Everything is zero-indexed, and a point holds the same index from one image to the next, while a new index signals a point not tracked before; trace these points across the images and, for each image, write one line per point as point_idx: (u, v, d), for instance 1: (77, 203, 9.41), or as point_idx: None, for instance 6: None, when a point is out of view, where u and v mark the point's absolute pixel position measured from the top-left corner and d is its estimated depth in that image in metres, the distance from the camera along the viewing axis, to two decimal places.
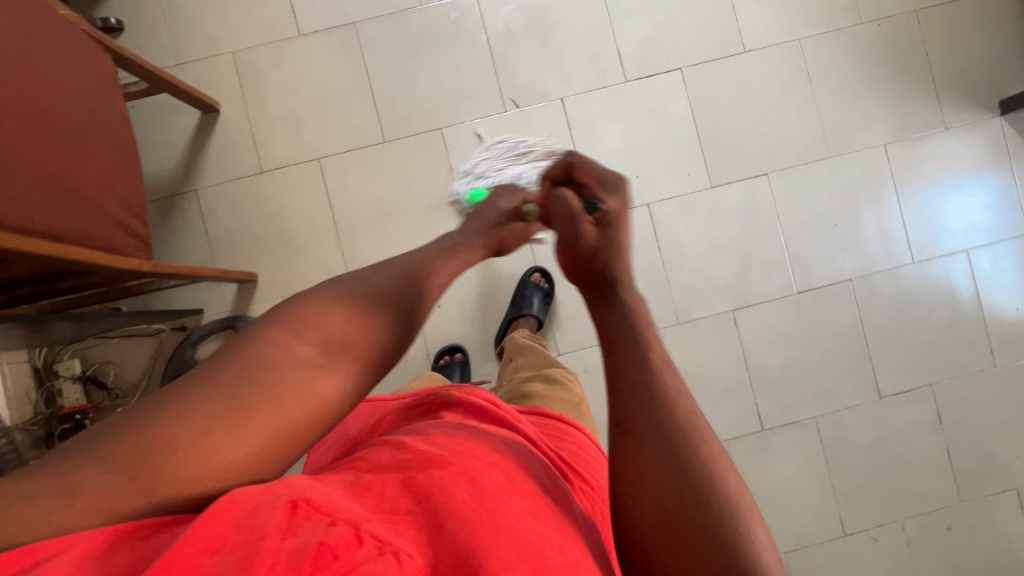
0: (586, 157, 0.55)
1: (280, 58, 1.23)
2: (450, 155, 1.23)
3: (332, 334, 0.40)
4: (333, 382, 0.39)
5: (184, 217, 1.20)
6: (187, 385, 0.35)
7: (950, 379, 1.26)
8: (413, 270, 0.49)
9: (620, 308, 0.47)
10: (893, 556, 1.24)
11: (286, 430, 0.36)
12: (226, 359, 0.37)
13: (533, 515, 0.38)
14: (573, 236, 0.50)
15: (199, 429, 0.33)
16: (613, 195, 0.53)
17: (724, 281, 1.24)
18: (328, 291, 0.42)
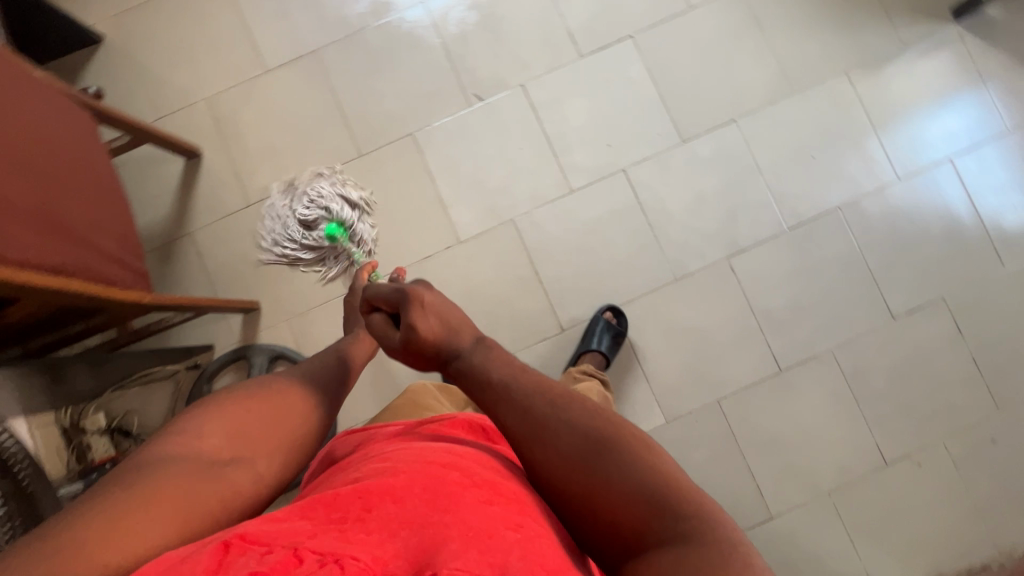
0: (371, 289, 0.67)
1: (250, 96, 1.29)
2: (425, 157, 1.27)
3: (233, 432, 0.57)
4: (242, 468, 0.55)
5: (183, 260, 1.25)
6: (119, 482, 0.48)
7: (962, 289, 1.23)
8: (313, 373, 0.71)
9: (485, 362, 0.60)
10: (940, 478, 1.21)
11: (212, 504, 0.50)
12: (147, 460, 0.51)
13: (487, 502, 0.48)
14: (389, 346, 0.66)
15: (144, 508, 0.46)
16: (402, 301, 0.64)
17: (714, 231, 1.24)
18: (221, 402, 0.60)
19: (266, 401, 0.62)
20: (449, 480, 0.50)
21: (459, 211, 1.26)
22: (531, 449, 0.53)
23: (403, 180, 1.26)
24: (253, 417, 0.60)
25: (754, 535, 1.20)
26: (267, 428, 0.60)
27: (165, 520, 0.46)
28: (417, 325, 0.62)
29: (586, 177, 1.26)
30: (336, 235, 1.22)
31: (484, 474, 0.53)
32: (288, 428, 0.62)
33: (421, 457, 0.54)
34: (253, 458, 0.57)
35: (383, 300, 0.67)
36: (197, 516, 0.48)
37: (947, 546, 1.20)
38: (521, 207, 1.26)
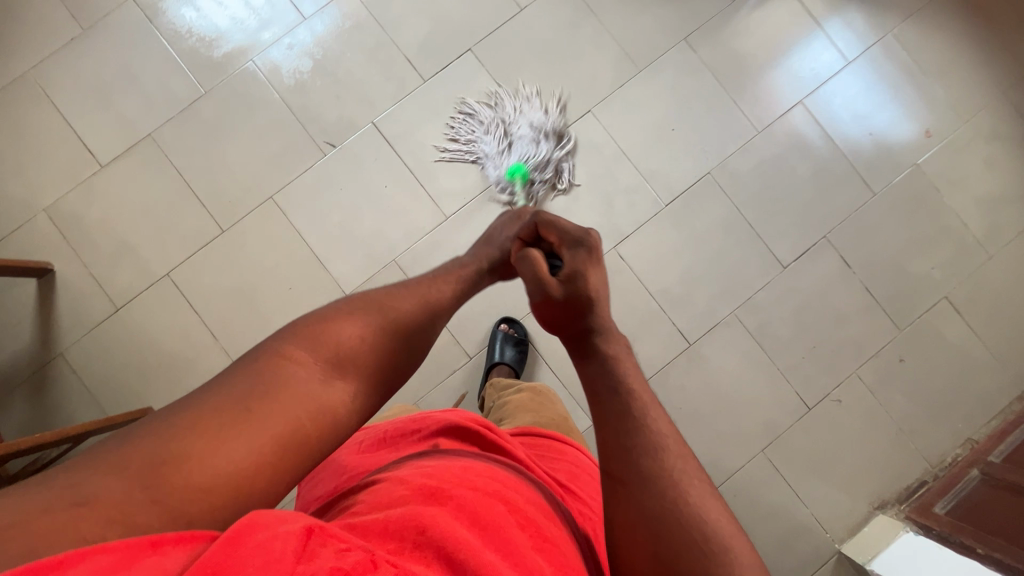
0: (551, 219, 0.72)
1: (92, 195, 1.21)
2: (291, 218, 1.22)
3: (341, 348, 0.52)
4: (341, 395, 0.50)
5: (60, 383, 1.17)
6: (223, 388, 0.46)
7: (841, 224, 1.26)
8: (433, 291, 0.66)
9: (600, 359, 0.57)
10: (862, 408, 1.24)
11: (302, 430, 0.46)
12: (255, 367, 0.48)
13: (537, 549, 0.48)
14: (547, 289, 0.63)
15: (228, 426, 0.43)
16: (580, 249, 0.66)
17: (595, 224, 1.24)
18: (338, 309, 0.55)
19: (376, 316, 0.56)
20: (498, 515, 0.49)
21: (338, 264, 1.21)
22: (625, 488, 0.49)
23: (273, 246, 1.21)
24: (360, 338, 0.54)
25: None
26: (371, 346, 0.54)
27: (248, 442, 0.43)
28: (590, 275, 0.62)
29: (457, 201, 1.23)
30: (522, 175, 1.22)
31: (529, 511, 0.53)
32: (391, 352, 0.56)
33: (467, 480, 0.53)
34: (353, 382, 0.52)
35: (563, 244, 0.69)
36: (279, 445, 0.44)
37: (883, 472, 1.23)
38: (399, 246, 1.22)
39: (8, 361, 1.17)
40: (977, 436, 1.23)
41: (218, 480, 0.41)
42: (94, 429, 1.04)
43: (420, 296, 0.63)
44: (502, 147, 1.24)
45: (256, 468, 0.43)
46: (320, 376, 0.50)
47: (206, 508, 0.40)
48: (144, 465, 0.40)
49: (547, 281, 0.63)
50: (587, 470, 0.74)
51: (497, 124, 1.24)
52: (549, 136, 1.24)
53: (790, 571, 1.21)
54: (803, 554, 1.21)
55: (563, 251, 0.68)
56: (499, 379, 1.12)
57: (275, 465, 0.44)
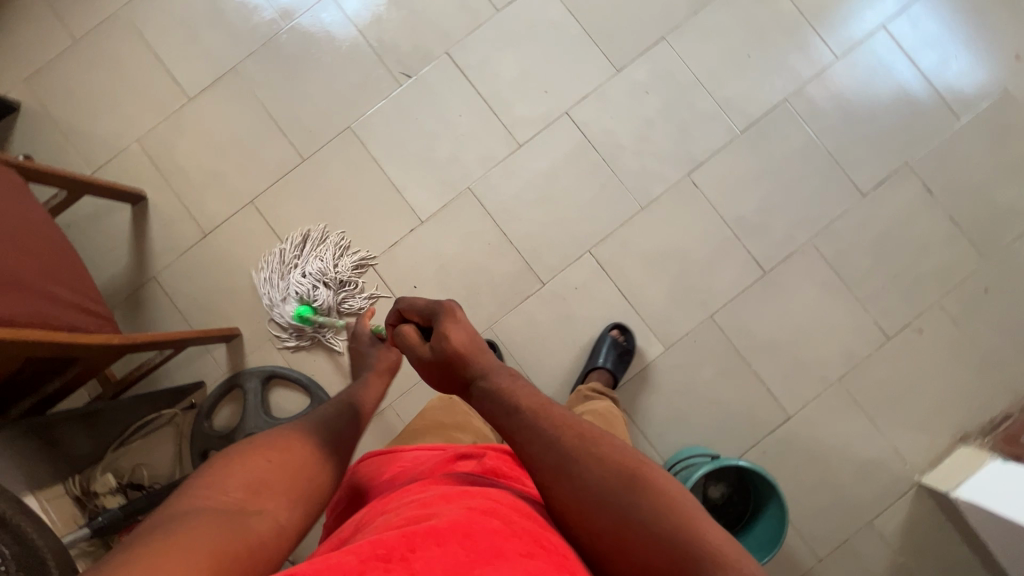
0: (406, 301, 0.72)
1: (181, 126, 1.26)
2: (369, 146, 1.25)
3: (255, 479, 0.54)
4: (267, 517, 0.51)
5: (154, 304, 1.23)
6: (135, 535, 0.45)
7: (924, 151, 1.23)
8: (335, 413, 0.69)
9: (486, 399, 0.63)
10: (943, 339, 1.21)
11: (240, 550, 0.46)
12: (165, 514, 0.47)
13: (528, 555, 0.47)
14: (423, 357, 0.69)
15: (165, 554, 0.42)
16: (438, 316, 0.68)
17: (667, 151, 1.23)
18: (242, 447, 0.57)
19: (281, 447, 0.58)
20: (490, 525, 0.49)
21: (414, 192, 1.24)
22: (566, 473, 0.54)
23: (352, 174, 1.25)
24: (274, 469, 0.56)
25: (775, 438, 1.20)
26: (286, 473, 0.56)
27: (189, 560, 0.42)
28: (449, 336, 0.66)
29: (531, 128, 1.24)
30: (305, 316, 1.20)
31: (523, 523, 0.52)
32: (308, 478, 0.58)
33: (461, 502, 0.54)
34: (276, 506, 0.53)
35: (426, 316, 0.70)
36: (226, 560, 0.44)
37: (966, 404, 1.20)
38: (473, 173, 1.24)
39: (106, 283, 1.23)
40: None
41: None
42: (191, 338, 1.09)
43: (320, 431, 0.64)
44: (290, 286, 1.21)
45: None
46: (239, 506, 0.50)
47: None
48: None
49: (420, 349, 0.69)
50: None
51: (284, 266, 1.22)
52: (335, 285, 1.21)
53: (868, 501, 1.19)
54: (881, 484, 1.20)
55: (426, 321, 0.71)
56: (593, 384, 1.11)
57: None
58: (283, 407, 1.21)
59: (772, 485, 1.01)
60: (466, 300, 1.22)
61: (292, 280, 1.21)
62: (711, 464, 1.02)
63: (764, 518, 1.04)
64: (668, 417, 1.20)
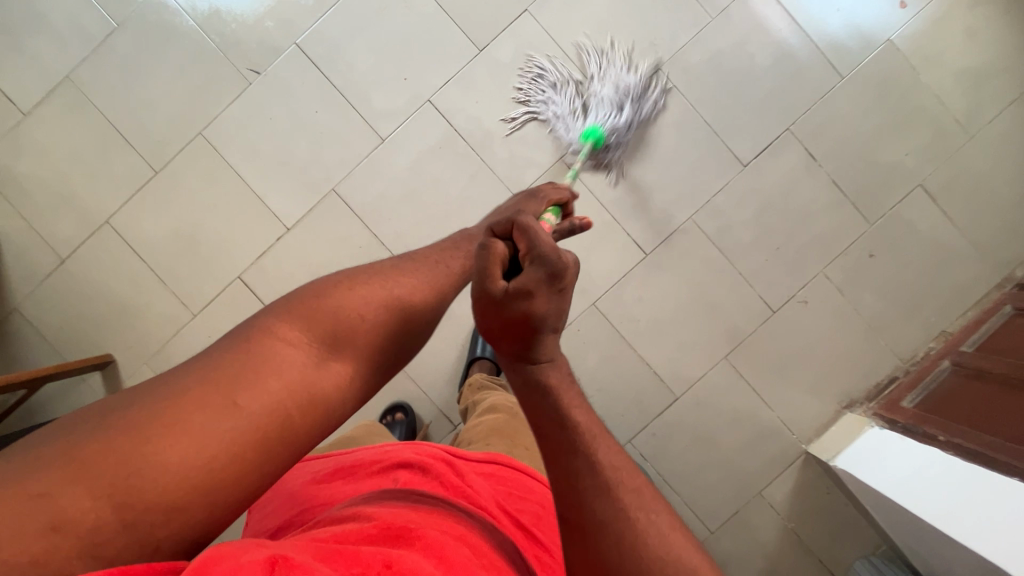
0: (531, 221, 0.52)
1: (20, 146, 1.18)
2: (224, 153, 1.18)
3: (327, 331, 0.51)
4: (331, 377, 0.49)
5: (20, 337, 1.18)
6: (196, 370, 0.45)
7: (806, 113, 1.17)
8: (433, 265, 0.63)
9: (551, 393, 0.50)
10: (828, 308, 1.20)
11: (290, 416, 0.46)
12: (231, 350, 0.47)
13: None
14: (488, 292, 0.50)
15: (213, 406, 0.42)
16: (541, 268, 0.51)
17: (538, 133, 1.17)
18: (323, 284, 0.54)
19: (383, 291, 0.55)
20: (461, 553, 0.56)
21: (277, 198, 1.18)
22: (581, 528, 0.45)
23: (210, 183, 1.18)
24: (353, 319, 0.52)
25: (664, 420, 1.20)
26: (371, 322, 0.53)
27: (232, 420, 0.43)
28: (534, 303, 0.50)
29: (393, 121, 1.17)
30: (596, 140, 1.10)
31: (489, 555, 0.59)
32: (390, 332, 0.54)
33: (435, 523, 0.59)
34: (346, 364, 0.51)
35: (529, 253, 0.52)
36: (271, 425, 0.44)
37: (852, 371, 1.20)
38: (336, 174, 1.17)
39: None
40: (952, 327, 1.19)
41: (207, 461, 0.41)
42: (51, 374, 1.06)
43: (423, 277, 0.60)
44: (575, 105, 1.15)
45: (242, 452, 0.43)
46: (306, 358, 0.49)
47: (193, 487, 0.40)
48: (136, 444, 0.39)
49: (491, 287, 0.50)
50: (547, 504, 0.77)
51: (576, 76, 1.15)
52: (636, 110, 1.14)
53: (758, 472, 1.21)
54: (770, 455, 1.21)
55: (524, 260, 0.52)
56: (478, 375, 1.14)
57: (261, 444, 0.44)
58: None
59: None
60: None
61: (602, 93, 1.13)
62: None
63: None
64: None
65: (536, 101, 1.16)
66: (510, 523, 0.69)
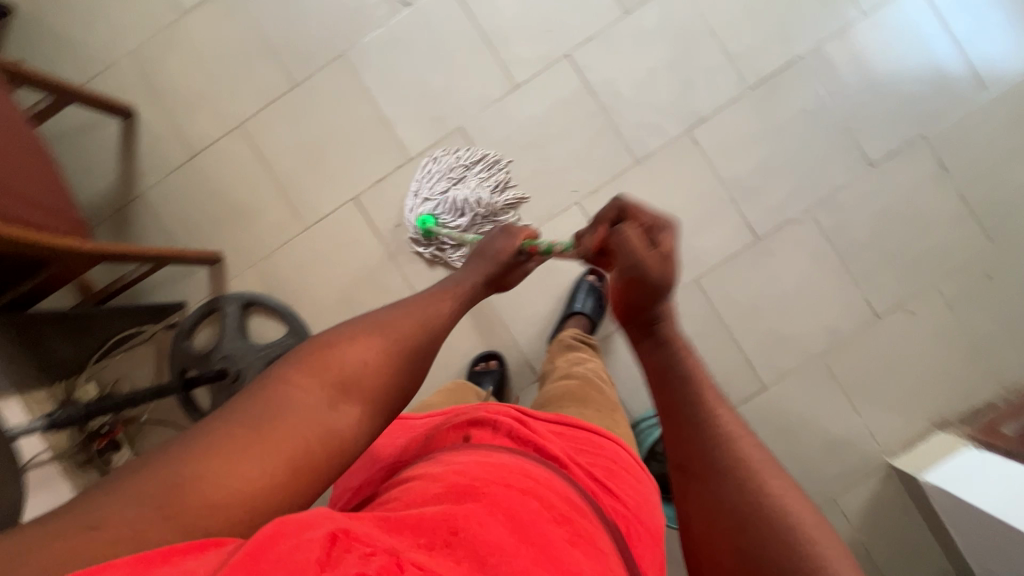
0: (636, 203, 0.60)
1: (174, 43, 1.23)
2: (362, 77, 1.21)
3: (347, 373, 0.51)
4: (349, 421, 0.49)
5: (139, 222, 1.23)
6: (226, 417, 0.45)
7: (943, 123, 1.16)
8: (438, 309, 0.63)
9: (670, 346, 0.54)
10: (934, 322, 1.17)
11: (312, 455, 0.45)
12: (255, 396, 0.47)
13: (573, 543, 0.48)
14: (641, 270, 0.54)
15: (246, 448, 0.43)
16: (668, 234, 0.57)
17: (669, 103, 1.18)
18: (341, 330, 0.54)
19: (392, 336, 0.56)
20: (535, 511, 0.49)
21: (405, 127, 1.21)
22: (704, 483, 0.47)
23: (344, 104, 1.22)
24: (366, 366, 0.52)
25: (747, 408, 1.18)
26: (380, 371, 0.53)
27: (254, 458, 0.43)
28: (670, 255, 0.55)
29: (529, 69, 1.19)
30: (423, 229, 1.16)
31: (563, 507, 0.52)
32: (399, 379, 0.54)
33: (499, 478, 0.53)
34: (363, 409, 0.51)
35: (652, 229, 0.58)
36: (292, 465, 0.44)
37: (949, 391, 1.17)
38: (465, 114, 1.20)
39: (92, 197, 1.23)
40: None
41: (234, 498, 0.40)
42: (172, 257, 1.09)
43: (420, 321, 0.60)
44: (433, 193, 1.17)
45: (271, 488, 0.42)
46: (327, 402, 0.48)
47: (230, 518, 0.40)
48: (164, 489, 0.39)
49: (646, 259, 0.54)
50: (620, 462, 0.71)
51: (449, 172, 1.17)
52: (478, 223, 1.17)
53: (834, 478, 1.18)
54: (849, 463, 1.18)
55: (653, 234, 0.58)
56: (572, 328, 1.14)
57: (291, 480, 0.43)
58: (261, 332, 1.22)
59: None
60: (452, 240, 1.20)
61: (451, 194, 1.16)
62: None
63: None
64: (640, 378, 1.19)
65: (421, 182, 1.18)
66: (585, 479, 0.63)
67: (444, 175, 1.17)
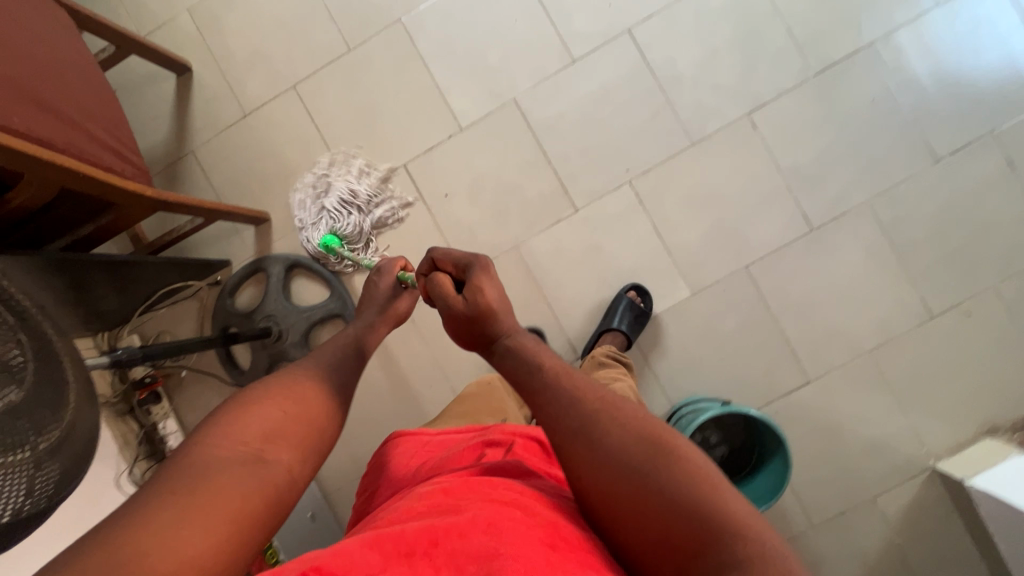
0: (441, 250, 0.69)
1: (233, 0, 1.23)
2: (418, 44, 1.20)
3: (268, 426, 0.51)
4: (282, 466, 0.49)
5: (189, 178, 1.24)
6: (145, 492, 0.42)
7: (1015, 120, 1.12)
8: (343, 360, 0.66)
9: (513, 355, 0.60)
10: (992, 325, 1.14)
11: (253, 504, 0.45)
12: (170, 465, 0.45)
13: (550, 545, 0.42)
14: (451, 308, 0.65)
15: (180, 513, 0.40)
16: (476, 270, 0.66)
17: (729, 85, 1.15)
18: (249, 393, 0.54)
19: (299, 390, 0.57)
20: (512, 519, 0.45)
21: (458, 97, 1.20)
22: (577, 458, 0.48)
23: (398, 70, 1.21)
24: (281, 416, 0.53)
25: (789, 400, 1.16)
26: (298, 419, 0.54)
27: (181, 514, 0.41)
28: (483, 292, 0.63)
29: (589, 43, 1.17)
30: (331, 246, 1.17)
31: (548, 514, 0.48)
32: (318, 425, 0.55)
33: (487, 495, 0.50)
34: (292, 454, 0.51)
35: (460, 268, 0.67)
36: (236, 516, 0.43)
37: (1001, 396, 1.14)
38: (521, 86, 1.19)
39: (145, 151, 1.25)
40: None
41: (172, 561, 0.38)
42: (224, 212, 1.10)
43: (319, 374, 0.61)
44: (314, 212, 1.19)
45: (219, 543, 0.41)
46: (254, 453, 0.48)
47: None
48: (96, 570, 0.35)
49: (452, 301, 0.65)
50: None
51: (315, 188, 1.20)
52: (371, 208, 1.19)
53: (875, 477, 1.16)
54: (892, 463, 1.15)
55: (460, 274, 0.67)
56: (608, 345, 1.08)
57: (236, 531, 0.42)
58: (302, 296, 1.22)
59: (779, 438, 1.02)
60: (499, 212, 1.19)
61: (330, 202, 1.18)
62: (718, 409, 1.02)
63: (762, 474, 1.07)
64: (681, 363, 1.17)
65: (301, 212, 1.20)
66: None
67: (308, 198, 1.20)
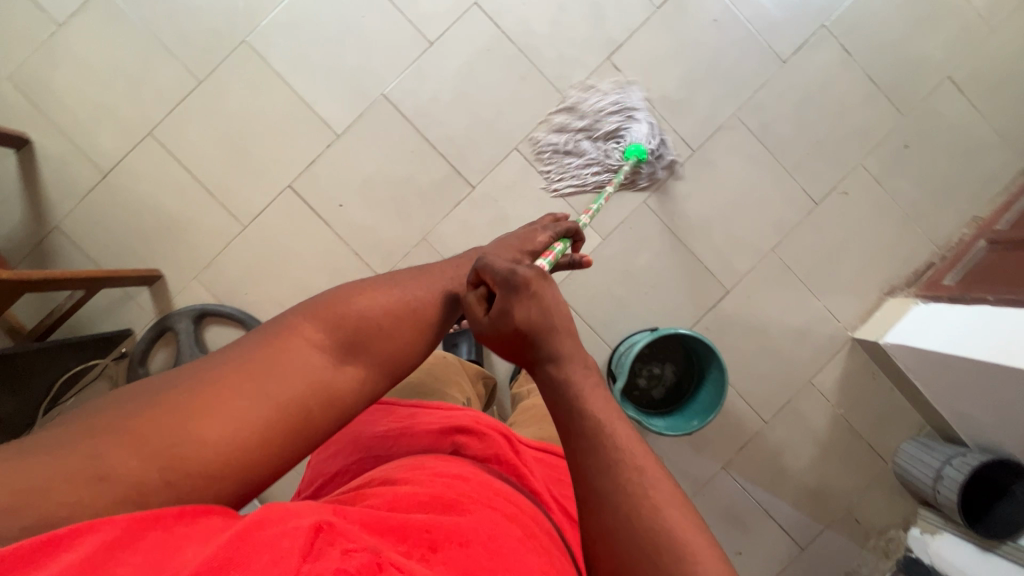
0: (485, 259, 0.55)
1: (57, 58, 1.14)
2: (269, 62, 1.16)
3: (350, 334, 0.53)
4: (348, 379, 0.52)
5: (63, 255, 1.15)
6: (224, 362, 0.48)
7: (840, 10, 1.22)
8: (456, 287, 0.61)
9: (549, 361, 0.50)
10: (867, 196, 1.24)
11: (306, 408, 0.48)
12: (256, 342, 0.50)
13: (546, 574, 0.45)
14: (478, 328, 0.55)
15: (241, 395, 0.45)
16: (511, 295, 0.52)
17: (584, 35, 1.19)
18: (347, 288, 0.56)
19: (399, 296, 0.57)
20: (512, 534, 0.48)
21: (326, 106, 1.17)
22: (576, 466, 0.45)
23: (257, 91, 1.16)
24: (371, 326, 0.54)
25: (715, 314, 1.23)
26: (390, 331, 0.55)
27: (256, 404, 0.45)
28: (512, 314, 0.51)
29: (441, 24, 1.17)
30: (640, 155, 1.14)
31: (542, 535, 0.51)
32: (407, 343, 0.56)
33: (485, 499, 0.52)
34: (365, 365, 0.53)
35: (497, 283, 0.53)
36: (286, 415, 0.47)
37: (892, 259, 1.25)
38: (385, 80, 1.17)
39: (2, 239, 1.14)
40: (982, 213, 1.25)
41: (223, 445, 0.43)
42: (110, 278, 1.03)
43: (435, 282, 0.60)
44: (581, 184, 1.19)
45: (262, 438, 0.45)
46: (328, 360, 0.51)
47: (220, 464, 0.42)
48: (160, 431, 0.42)
49: (482, 322, 0.54)
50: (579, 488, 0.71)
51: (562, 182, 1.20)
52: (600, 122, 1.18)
53: (807, 360, 1.24)
54: (818, 344, 1.24)
55: (496, 290, 0.53)
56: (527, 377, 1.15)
57: (281, 433, 0.46)
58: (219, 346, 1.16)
59: (713, 352, 1.08)
60: (399, 209, 1.18)
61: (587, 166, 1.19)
62: (650, 337, 1.07)
63: (707, 386, 1.11)
64: (611, 306, 1.21)
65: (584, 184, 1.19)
66: (560, 513, 0.61)
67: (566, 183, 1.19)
